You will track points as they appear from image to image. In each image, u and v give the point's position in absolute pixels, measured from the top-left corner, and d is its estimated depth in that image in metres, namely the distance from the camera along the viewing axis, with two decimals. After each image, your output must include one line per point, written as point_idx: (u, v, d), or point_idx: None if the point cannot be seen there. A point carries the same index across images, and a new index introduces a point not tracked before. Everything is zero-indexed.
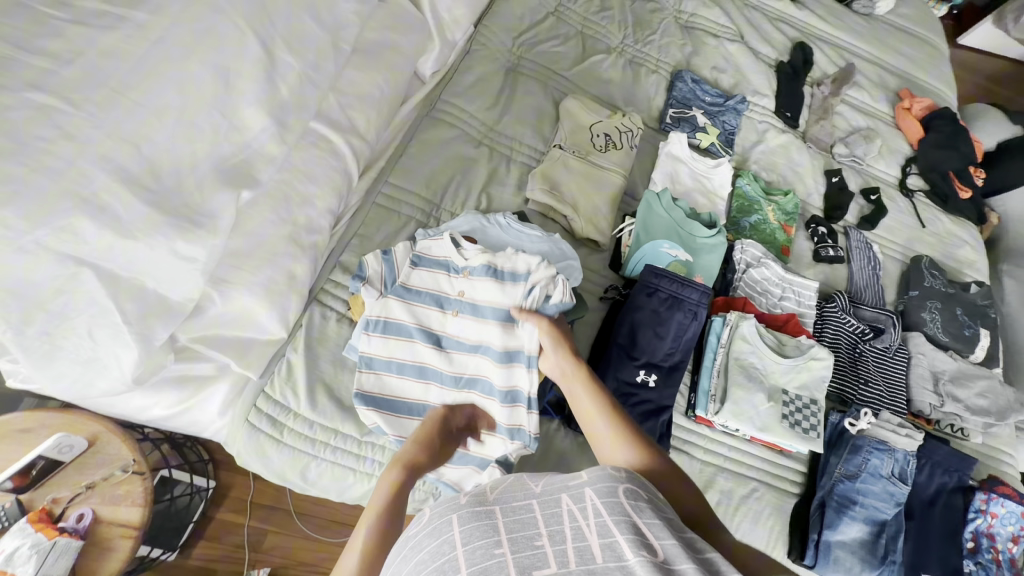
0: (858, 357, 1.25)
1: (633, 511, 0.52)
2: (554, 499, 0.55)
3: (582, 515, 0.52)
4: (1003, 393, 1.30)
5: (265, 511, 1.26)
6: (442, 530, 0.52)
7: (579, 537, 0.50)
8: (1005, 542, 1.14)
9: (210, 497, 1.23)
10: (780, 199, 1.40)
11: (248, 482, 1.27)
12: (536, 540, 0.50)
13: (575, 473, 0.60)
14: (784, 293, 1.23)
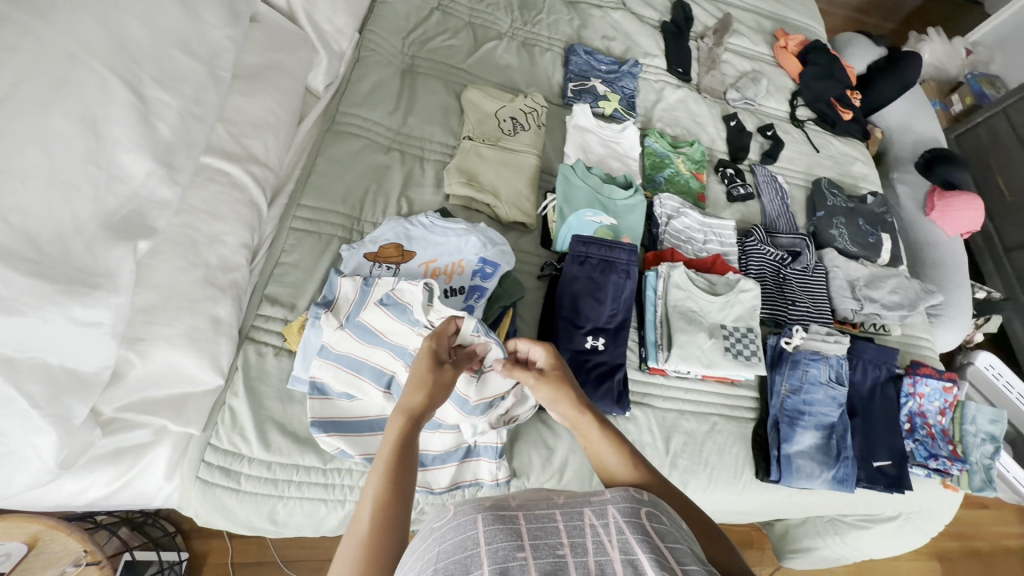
0: (783, 281, 1.34)
1: (657, 537, 0.52)
2: (574, 514, 0.55)
3: (606, 530, 0.52)
4: (910, 286, 1.44)
5: (250, 568, 1.20)
6: (466, 526, 0.51)
7: (601, 552, 0.49)
8: (935, 417, 1.27)
9: (186, 569, 1.16)
10: (687, 150, 1.47)
11: (225, 543, 1.21)
12: (559, 549, 0.49)
13: (598, 492, 0.61)
14: (706, 236, 1.30)
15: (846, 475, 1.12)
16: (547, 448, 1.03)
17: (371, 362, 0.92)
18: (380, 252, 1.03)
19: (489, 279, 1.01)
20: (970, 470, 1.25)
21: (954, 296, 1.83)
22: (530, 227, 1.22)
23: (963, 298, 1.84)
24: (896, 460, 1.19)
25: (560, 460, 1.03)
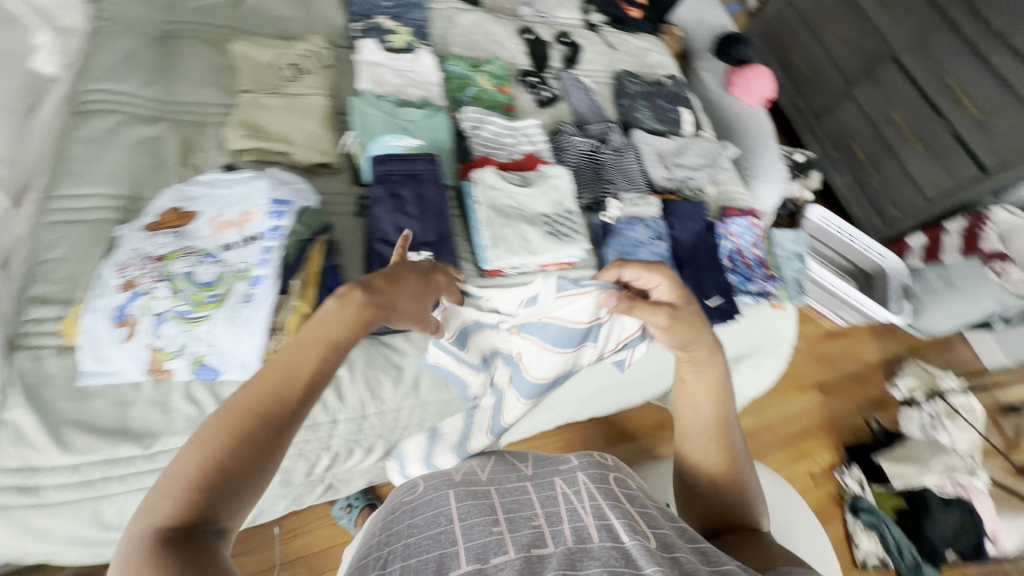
0: (599, 166, 1.43)
1: (624, 537, 0.70)
2: (558, 497, 0.80)
3: (572, 526, 0.70)
4: (710, 149, 1.61)
5: None
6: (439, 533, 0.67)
7: (572, 543, 0.67)
8: (750, 250, 1.43)
9: None
10: (488, 67, 1.50)
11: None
12: (531, 543, 0.66)
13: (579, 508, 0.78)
14: (516, 139, 1.35)
15: None
16: (395, 367, 1.03)
17: (172, 336, 0.86)
18: (158, 220, 0.95)
19: (284, 217, 0.96)
20: (786, 286, 1.45)
21: (764, 155, 2.06)
22: (335, 167, 1.19)
23: (772, 156, 2.08)
24: (726, 295, 1.31)
25: (413, 376, 1.05)
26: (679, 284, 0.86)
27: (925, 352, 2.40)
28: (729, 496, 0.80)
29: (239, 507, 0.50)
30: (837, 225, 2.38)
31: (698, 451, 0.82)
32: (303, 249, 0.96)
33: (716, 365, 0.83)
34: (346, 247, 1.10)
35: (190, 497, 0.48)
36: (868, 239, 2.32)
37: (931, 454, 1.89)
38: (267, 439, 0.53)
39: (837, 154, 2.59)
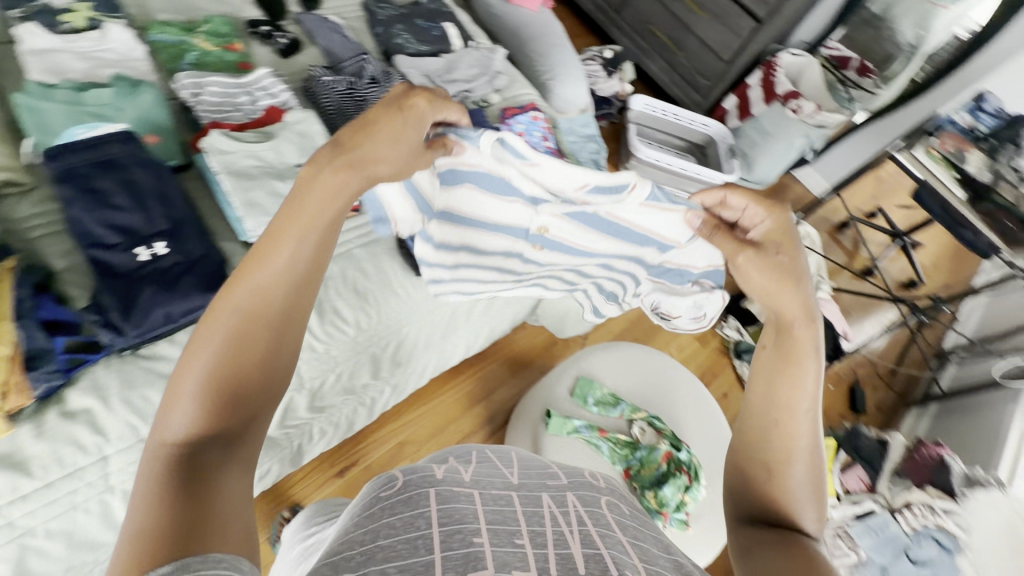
0: (362, 101, 1.33)
1: (618, 528, 0.63)
2: (468, 493, 0.63)
3: (559, 520, 0.60)
4: (479, 57, 1.58)
5: None
6: (416, 507, 0.58)
7: (561, 545, 0.56)
8: (543, 145, 1.40)
9: None
10: (205, 26, 1.32)
11: None
12: (516, 538, 0.56)
13: (555, 479, 0.72)
14: (252, 95, 1.21)
15: None
16: (165, 377, 0.92)
17: None
18: None
19: None
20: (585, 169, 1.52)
21: (555, 57, 2.04)
22: (24, 182, 0.99)
23: (566, 54, 2.08)
24: None
25: None
26: (790, 238, 0.75)
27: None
28: (783, 480, 0.63)
29: (250, 416, 0.53)
30: (658, 108, 2.41)
31: (778, 430, 0.65)
32: None
33: (808, 342, 0.68)
34: (64, 263, 0.94)
35: (201, 401, 0.50)
36: (690, 113, 2.40)
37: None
38: (252, 350, 0.54)
39: (644, 41, 2.70)
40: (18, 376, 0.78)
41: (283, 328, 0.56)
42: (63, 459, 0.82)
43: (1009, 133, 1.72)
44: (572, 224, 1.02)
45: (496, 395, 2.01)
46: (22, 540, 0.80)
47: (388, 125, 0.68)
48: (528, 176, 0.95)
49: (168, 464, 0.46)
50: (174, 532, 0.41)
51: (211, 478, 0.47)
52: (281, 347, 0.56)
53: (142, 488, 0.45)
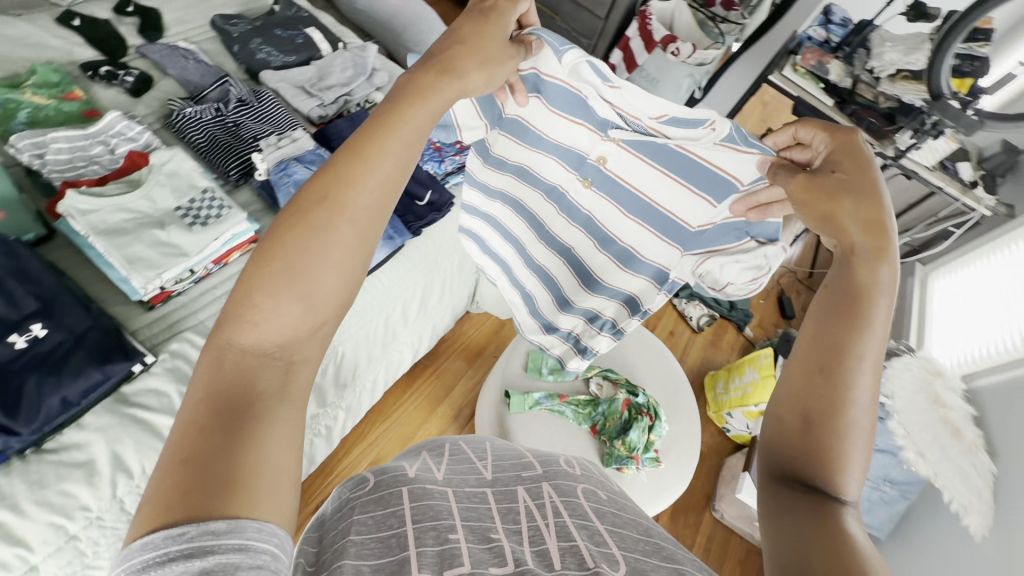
0: (235, 127, 1.25)
1: (596, 518, 0.64)
2: (443, 492, 0.63)
3: (538, 517, 0.62)
4: (353, 56, 1.51)
5: None
6: (392, 506, 0.58)
7: (537, 542, 0.58)
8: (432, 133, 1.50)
9: None
10: (31, 79, 1.18)
11: None
12: (493, 534, 0.58)
13: (533, 471, 0.75)
14: (106, 143, 1.11)
15: (392, 232, 1.30)
16: (82, 466, 0.84)
17: None
18: None
19: None
20: None
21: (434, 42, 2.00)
22: None
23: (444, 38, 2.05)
24: (432, 186, 1.42)
25: (110, 461, 0.87)
26: (856, 156, 0.59)
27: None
28: (829, 438, 0.52)
29: (305, 341, 0.48)
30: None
31: (825, 389, 0.53)
32: None
33: (886, 280, 0.54)
34: None
35: (268, 311, 0.45)
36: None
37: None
38: (323, 271, 0.48)
39: None
40: None
41: (356, 254, 0.50)
42: None
43: (857, 40, 1.98)
44: (636, 160, 0.79)
45: (456, 389, 2.01)
46: None
47: (478, 31, 0.60)
48: (599, 95, 0.74)
49: (221, 380, 0.43)
50: (211, 473, 0.39)
51: (263, 412, 0.43)
52: (349, 275, 0.50)
53: (199, 398, 0.43)
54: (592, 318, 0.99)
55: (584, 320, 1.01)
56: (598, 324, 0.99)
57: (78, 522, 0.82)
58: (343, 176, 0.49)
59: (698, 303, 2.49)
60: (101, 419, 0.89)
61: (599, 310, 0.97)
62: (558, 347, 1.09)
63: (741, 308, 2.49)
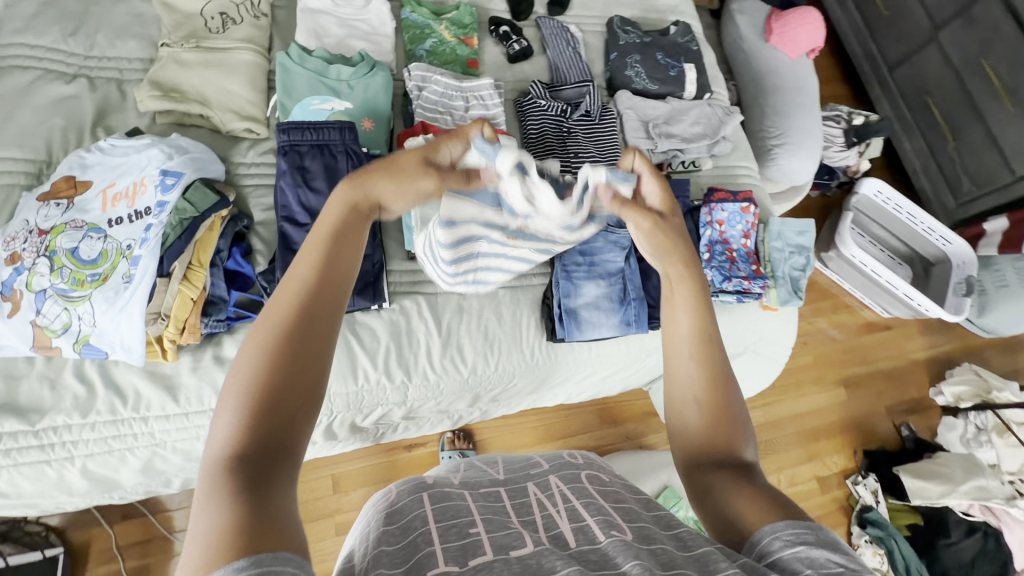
0: (566, 135, 1.24)
1: (601, 497, 0.60)
2: (459, 494, 0.60)
3: (553, 502, 0.60)
4: (713, 114, 1.37)
5: (139, 546, 1.36)
6: (415, 508, 0.56)
7: (551, 525, 0.55)
8: (740, 242, 1.24)
9: (70, 559, 1.31)
10: (452, 14, 1.30)
11: (108, 530, 1.36)
12: (509, 525, 0.54)
13: (535, 465, 0.70)
14: (468, 101, 1.19)
15: (633, 317, 1.10)
16: None
17: (43, 306, 0.84)
18: (50, 189, 0.90)
19: (170, 191, 0.89)
20: (777, 285, 1.23)
21: (795, 120, 1.73)
22: (260, 133, 1.07)
23: (809, 121, 1.75)
24: None
25: None
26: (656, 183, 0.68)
27: (959, 359, 2.34)
28: (710, 421, 0.59)
29: (290, 418, 0.47)
30: (891, 200, 2.00)
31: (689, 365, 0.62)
32: (189, 228, 0.89)
33: (680, 251, 0.67)
34: (263, 217, 1.03)
35: (245, 416, 0.45)
36: (931, 221, 1.95)
37: (962, 473, 1.91)
38: (277, 365, 0.47)
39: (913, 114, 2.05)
40: (194, 317, 0.89)
41: (319, 335, 0.50)
42: (202, 398, 0.92)
43: None
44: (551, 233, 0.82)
45: (573, 439, 1.81)
46: (155, 446, 0.92)
47: (383, 161, 0.59)
48: (520, 196, 0.68)
49: (226, 482, 0.42)
50: (236, 540, 0.38)
51: (267, 493, 0.42)
52: (318, 359, 0.50)
53: (200, 512, 0.41)
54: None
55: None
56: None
57: None
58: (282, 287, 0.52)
59: (882, 552, 1.84)
60: None
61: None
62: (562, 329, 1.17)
63: None
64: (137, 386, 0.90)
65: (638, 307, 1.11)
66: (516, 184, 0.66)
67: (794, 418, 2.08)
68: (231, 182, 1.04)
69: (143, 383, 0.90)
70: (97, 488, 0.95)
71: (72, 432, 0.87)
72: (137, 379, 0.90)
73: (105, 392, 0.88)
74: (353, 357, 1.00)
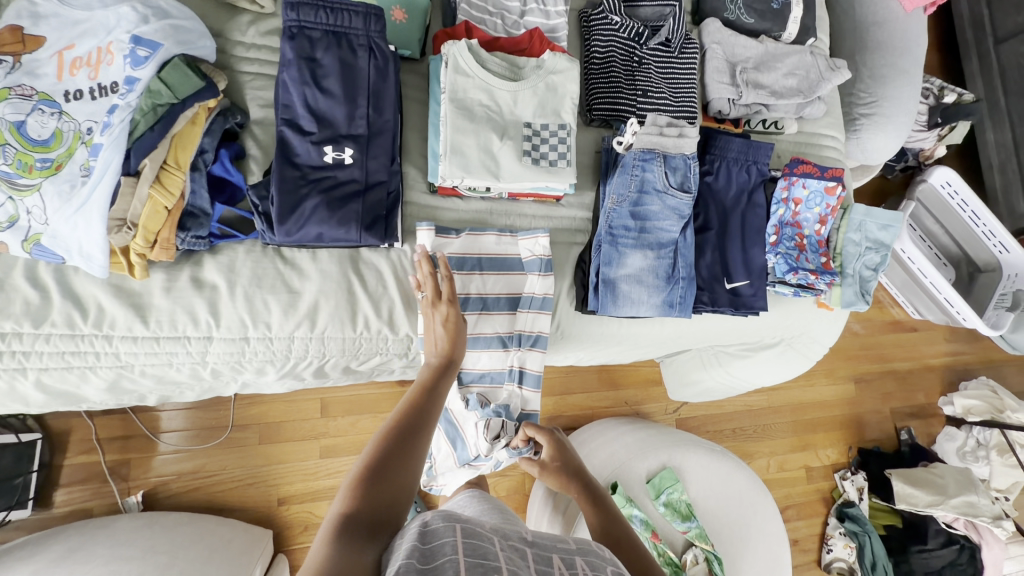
0: (637, 66, 1.02)
1: None
2: (488, 537, 0.61)
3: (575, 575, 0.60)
4: (815, 65, 1.12)
5: (118, 443, 1.29)
6: (447, 531, 0.59)
7: None
8: (812, 227, 1.08)
9: (49, 447, 1.25)
10: None
11: (86, 423, 1.28)
12: None
13: (565, 539, 0.70)
14: (525, 3, 0.96)
15: (678, 299, 0.96)
16: (290, 292, 0.83)
17: None
18: None
19: (143, 65, 0.70)
20: (843, 283, 1.08)
21: (893, 85, 1.38)
22: (264, 6, 0.85)
23: (908, 91, 1.38)
24: (753, 279, 1.02)
25: (309, 305, 0.84)
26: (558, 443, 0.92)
27: (1002, 368, 2.09)
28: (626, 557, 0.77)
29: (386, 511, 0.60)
30: (958, 194, 1.65)
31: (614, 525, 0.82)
32: (164, 118, 0.71)
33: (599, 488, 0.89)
34: (261, 115, 0.85)
35: (357, 485, 0.60)
36: (994, 224, 1.62)
37: (955, 487, 1.71)
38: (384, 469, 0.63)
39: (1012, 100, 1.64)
40: (168, 230, 0.74)
41: (405, 455, 0.66)
42: (175, 324, 0.79)
43: None
44: (501, 353, 0.96)
45: (571, 398, 1.66)
46: (120, 370, 0.81)
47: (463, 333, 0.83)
48: (468, 472, 0.99)
49: (332, 533, 0.55)
50: (329, 574, 0.49)
51: (358, 548, 0.54)
52: (407, 473, 0.65)
53: (319, 545, 0.53)
54: (491, 347, 0.95)
55: (495, 328, 0.94)
56: (504, 346, 0.95)
57: (256, 332, 0.83)
58: (397, 411, 0.71)
59: (853, 546, 1.72)
60: (329, 264, 0.85)
61: (508, 330, 0.95)
62: (564, 282, 0.98)
63: None
64: (100, 300, 0.77)
65: (686, 289, 0.96)
66: (462, 473, 1.00)
67: (795, 405, 1.86)
68: (225, 67, 0.84)
69: (108, 300, 0.77)
70: (60, 401, 0.85)
71: (22, 342, 0.75)
72: (100, 292, 0.77)
73: (62, 303, 0.75)
74: (353, 300, 0.86)
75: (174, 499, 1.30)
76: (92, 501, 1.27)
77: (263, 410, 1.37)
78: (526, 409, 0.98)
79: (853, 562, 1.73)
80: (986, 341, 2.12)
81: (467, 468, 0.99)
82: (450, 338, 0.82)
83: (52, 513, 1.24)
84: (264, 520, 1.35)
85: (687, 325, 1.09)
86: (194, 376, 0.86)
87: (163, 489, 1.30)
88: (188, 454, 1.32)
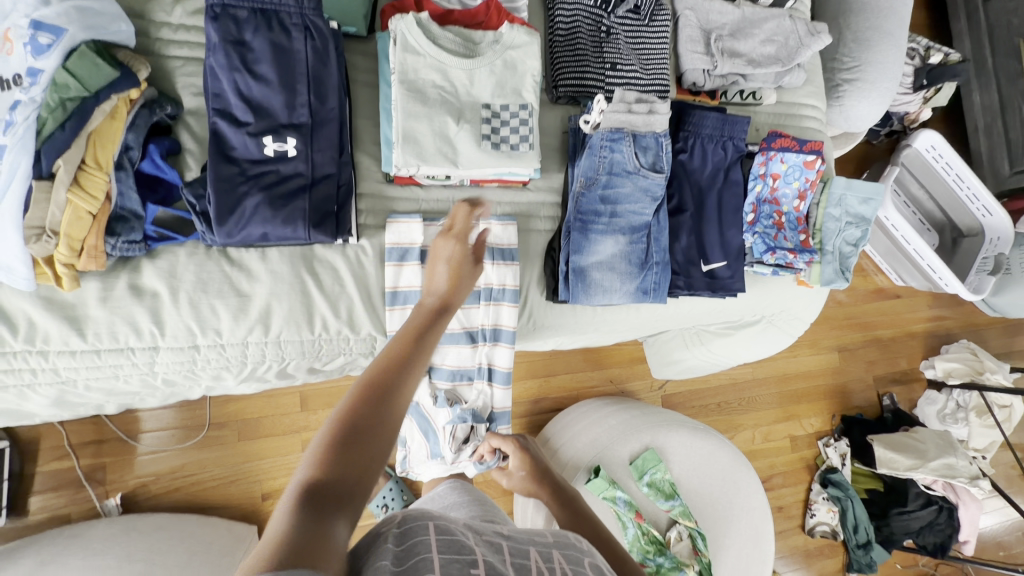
0: (605, 37, 0.95)
1: None
2: (459, 531, 0.60)
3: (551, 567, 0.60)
4: (794, 30, 1.05)
5: (93, 448, 1.22)
6: (418, 532, 0.56)
7: None
8: (791, 203, 1.04)
9: (19, 456, 1.17)
10: None
11: (56, 429, 1.20)
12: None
13: (542, 534, 0.67)
14: None
15: (651, 285, 0.92)
16: (239, 295, 0.78)
17: None
18: None
19: (46, 55, 0.63)
20: (823, 261, 1.04)
21: (877, 48, 1.32)
22: None
23: (892, 53, 1.32)
24: (731, 260, 0.98)
25: (260, 308, 0.79)
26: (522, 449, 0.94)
27: (983, 331, 2.10)
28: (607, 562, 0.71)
29: (364, 468, 0.48)
30: (943, 157, 1.61)
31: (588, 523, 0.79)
32: (76, 115, 0.65)
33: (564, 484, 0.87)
34: (194, 104, 0.78)
35: (329, 444, 0.48)
36: (978, 187, 1.58)
37: (936, 450, 1.72)
38: (371, 421, 0.51)
39: (997, 60, 1.59)
40: (95, 235, 0.68)
41: (390, 409, 0.53)
42: (116, 334, 0.74)
43: None
44: (466, 350, 0.92)
45: (556, 379, 1.64)
46: (62, 385, 0.76)
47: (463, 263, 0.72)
48: (439, 465, 0.97)
49: (297, 502, 0.44)
50: (288, 553, 0.38)
51: (326, 523, 0.43)
52: (394, 433, 0.52)
53: (280, 516, 0.42)
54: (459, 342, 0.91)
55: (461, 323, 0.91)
56: (472, 343, 0.92)
57: (205, 339, 0.78)
58: (382, 355, 0.58)
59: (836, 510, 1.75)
60: (280, 264, 0.80)
61: (474, 324, 0.91)
62: (530, 275, 0.93)
63: (870, 555, 1.74)
64: (30, 314, 0.72)
65: (661, 274, 0.93)
66: (433, 467, 0.97)
67: (781, 375, 1.85)
68: (149, 53, 0.77)
69: (39, 313, 0.72)
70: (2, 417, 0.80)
71: None
72: (26, 305, 0.71)
73: None
74: (308, 301, 0.82)
75: (156, 501, 1.24)
76: (70, 507, 1.20)
77: (242, 407, 1.31)
78: (495, 408, 0.97)
79: (836, 525, 1.76)
80: (967, 305, 2.11)
81: (438, 461, 0.96)
82: (452, 275, 0.71)
83: (29, 522, 1.17)
84: (248, 518, 1.30)
85: (664, 309, 1.06)
86: (146, 386, 0.81)
87: (142, 493, 1.24)
88: (170, 453, 1.26)
